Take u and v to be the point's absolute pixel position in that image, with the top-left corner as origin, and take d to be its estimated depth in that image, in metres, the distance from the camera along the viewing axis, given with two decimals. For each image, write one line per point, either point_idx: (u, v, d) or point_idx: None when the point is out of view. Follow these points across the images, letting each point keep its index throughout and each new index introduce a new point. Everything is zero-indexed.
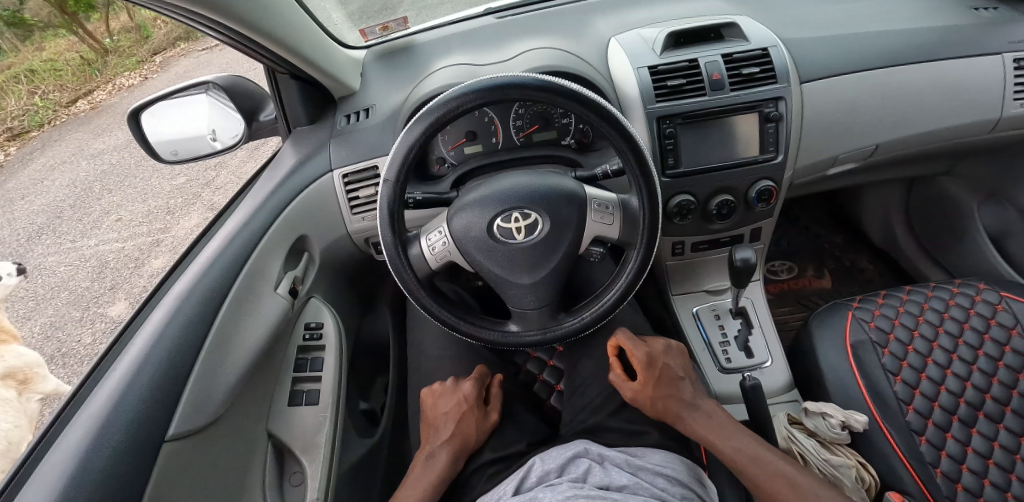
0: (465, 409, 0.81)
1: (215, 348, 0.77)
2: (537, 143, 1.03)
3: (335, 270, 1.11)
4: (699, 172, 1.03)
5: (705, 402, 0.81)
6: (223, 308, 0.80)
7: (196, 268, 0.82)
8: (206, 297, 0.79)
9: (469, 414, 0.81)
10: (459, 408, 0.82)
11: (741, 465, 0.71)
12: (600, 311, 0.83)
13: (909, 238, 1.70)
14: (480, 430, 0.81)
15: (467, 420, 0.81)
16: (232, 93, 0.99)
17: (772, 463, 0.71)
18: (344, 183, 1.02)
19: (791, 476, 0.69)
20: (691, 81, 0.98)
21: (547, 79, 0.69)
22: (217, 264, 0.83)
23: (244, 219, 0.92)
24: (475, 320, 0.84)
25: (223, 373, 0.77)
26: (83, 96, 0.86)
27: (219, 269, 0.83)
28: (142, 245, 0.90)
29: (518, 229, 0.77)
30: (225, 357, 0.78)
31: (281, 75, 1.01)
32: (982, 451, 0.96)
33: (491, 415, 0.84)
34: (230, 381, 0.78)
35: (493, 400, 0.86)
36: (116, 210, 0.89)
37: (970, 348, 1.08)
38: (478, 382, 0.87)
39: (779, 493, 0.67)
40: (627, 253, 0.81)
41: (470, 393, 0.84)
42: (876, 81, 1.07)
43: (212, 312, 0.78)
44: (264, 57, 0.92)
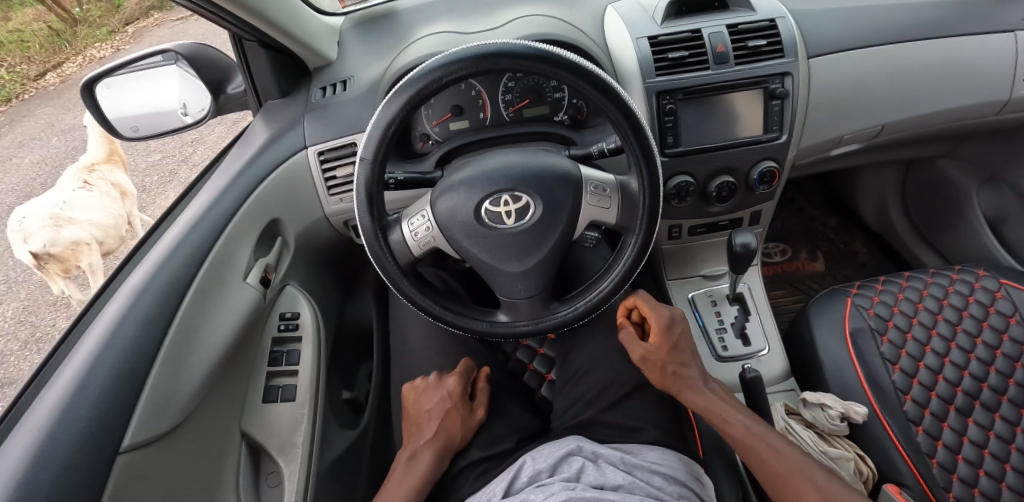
0: (451, 404, 0.77)
1: (177, 345, 0.70)
2: (528, 118, 0.96)
3: (313, 254, 1.04)
4: (700, 151, 0.97)
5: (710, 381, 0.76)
6: (185, 299, 0.74)
7: (156, 256, 0.75)
8: (166, 288, 0.72)
9: (456, 410, 0.77)
10: (446, 404, 0.77)
11: (743, 444, 0.68)
12: (594, 300, 0.78)
13: (904, 222, 1.67)
14: (468, 426, 0.77)
15: (455, 417, 0.76)
16: (198, 65, 0.91)
17: (777, 443, 0.67)
18: (320, 160, 0.94)
19: (795, 458, 0.65)
20: (694, 53, 0.91)
21: (541, 47, 0.62)
22: (179, 252, 0.76)
23: (209, 202, 0.85)
24: (462, 310, 0.79)
25: (188, 370, 0.71)
26: (52, 68, 0.77)
27: (181, 259, 0.76)
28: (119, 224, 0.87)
29: (508, 213, 0.71)
30: (189, 353, 0.72)
31: (249, 43, 0.92)
32: (978, 441, 0.94)
33: (480, 410, 0.80)
34: (196, 379, 0.72)
35: (480, 394, 0.82)
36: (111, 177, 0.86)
37: (969, 337, 1.06)
38: (463, 376, 0.83)
39: (781, 471, 0.64)
40: (624, 239, 0.76)
41: (456, 386, 0.80)
42: (885, 58, 1.01)
43: (174, 305, 0.72)
44: (231, 25, 0.85)
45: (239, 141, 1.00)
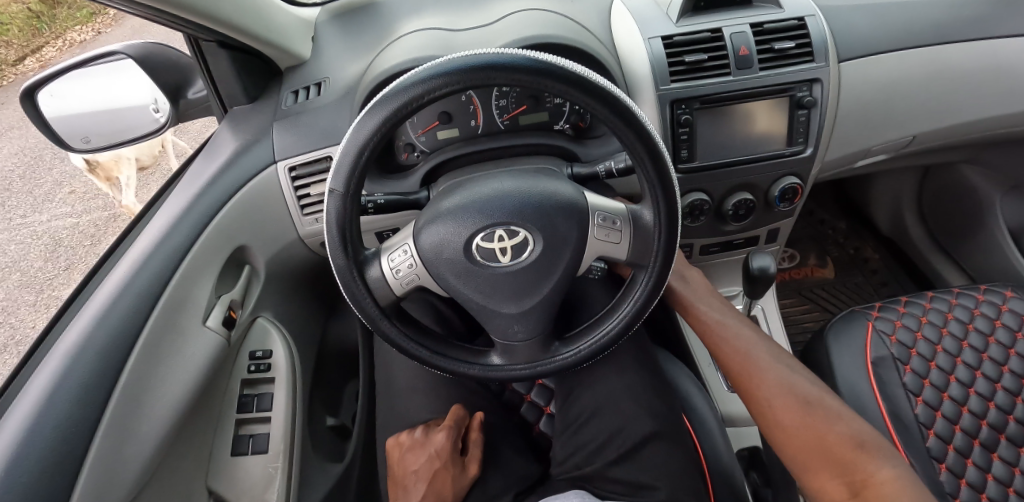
0: (437, 465, 0.69)
1: (123, 410, 0.61)
2: (525, 127, 0.85)
3: (289, 277, 0.94)
4: (717, 166, 0.89)
5: (716, 305, 0.85)
6: (132, 356, 0.64)
7: (97, 305, 0.65)
8: (106, 347, 0.62)
9: (442, 472, 0.69)
10: (430, 466, 0.69)
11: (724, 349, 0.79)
12: (600, 343, 0.69)
13: (920, 228, 1.58)
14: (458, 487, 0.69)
15: (441, 480, 0.69)
16: (150, 65, 0.81)
17: (760, 352, 0.77)
18: (291, 177, 0.84)
19: (772, 365, 0.74)
20: (714, 56, 0.81)
21: (542, 58, 0.52)
22: (123, 300, 0.66)
23: (160, 234, 0.74)
24: (452, 352, 0.70)
25: (136, 437, 0.61)
26: (31, 53, 0.73)
27: (125, 308, 0.66)
28: (99, 220, 0.83)
29: (503, 250, 0.62)
30: (138, 416, 0.62)
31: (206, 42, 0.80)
32: (1002, 478, 0.88)
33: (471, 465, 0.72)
34: (150, 443, 0.63)
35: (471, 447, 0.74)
36: (71, 180, 0.83)
37: (994, 365, 0.99)
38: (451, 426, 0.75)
39: (754, 372, 0.74)
40: (634, 276, 0.66)
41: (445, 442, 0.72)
42: (923, 61, 0.90)
43: (117, 365, 0.62)
44: (183, 27, 0.72)
45: (202, 151, 0.90)
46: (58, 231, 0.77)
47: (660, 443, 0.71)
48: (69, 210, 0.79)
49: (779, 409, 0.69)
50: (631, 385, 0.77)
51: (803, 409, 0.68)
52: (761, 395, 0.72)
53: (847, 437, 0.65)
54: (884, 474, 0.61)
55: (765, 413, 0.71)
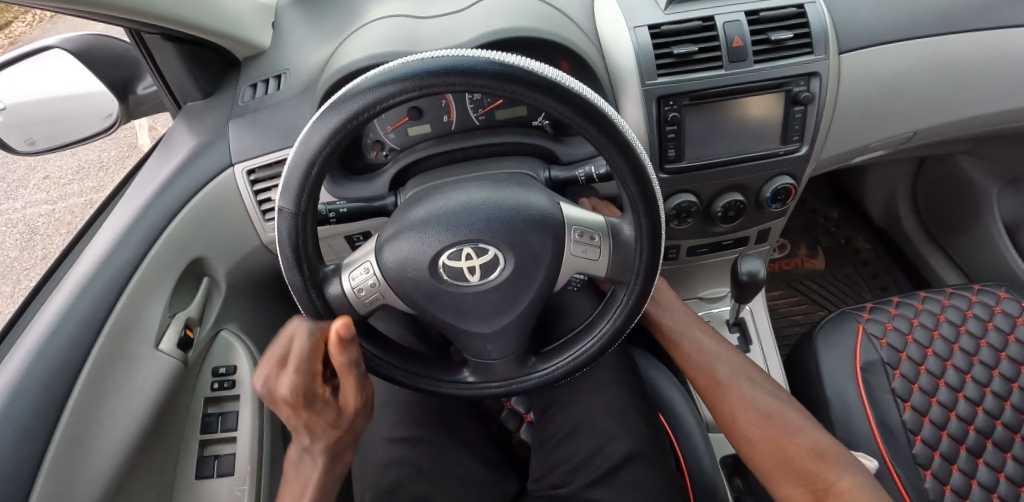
0: (303, 439, 0.54)
1: (66, 450, 0.57)
2: (501, 123, 0.79)
3: (255, 282, 0.89)
4: (707, 167, 0.85)
5: (680, 319, 0.80)
6: (74, 391, 0.60)
7: (35, 336, 0.61)
8: (45, 384, 0.58)
9: (298, 424, 0.52)
10: (283, 418, 0.51)
11: (691, 362, 0.74)
12: (578, 362, 0.65)
13: (913, 219, 1.55)
14: (324, 475, 0.56)
15: (294, 418, 0.51)
16: (89, 62, 0.79)
17: (723, 359, 0.73)
18: (251, 181, 0.78)
19: (734, 373, 0.71)
20: (706, 48, 0.75)
21: (509, 62, 0.44)
22: (62, 331, 0.61)
23: (105, 253, 0.68)
24: (423, 370, 0.66)
25: (83, 478, 0.58)
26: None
27: (66, 339, 0.61)
28: (74, 205, 0.87)
29: (471, 269, 0.57)
30: (83, 454, 0.59)
31: (149, 35, 0.74)
32: (987, 484, 0.86)
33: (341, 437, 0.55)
34: (101, 478, 0.60)
35: (341, 420, 0.54)
36: (43, 167, 0.87)
37: (985, 368, 0.96)
38: (313, 428, 0.53)
39: (717, 381, 0.71)
40: (614, 292, 0.62)
41: (308, 442, 0.54)
42: (926, 53, 0.85)
43: (57, 404, 0.58)
44: (118, 21, 0.65)
45: (157, 149, 0.83)
46: (32, 218, 0.82)
47: (641, 465, 0.67)
48: (43, 197, 0.85)
49: (741, 418, 0.67)
50: (612, 403, 0.74)
51: (765, 418, 0.66)
52: (725, 407, 0.69)
53: (809, 445, 0.62)
54: (845, 484, 0.59)
55: (727, 422, 0.68)
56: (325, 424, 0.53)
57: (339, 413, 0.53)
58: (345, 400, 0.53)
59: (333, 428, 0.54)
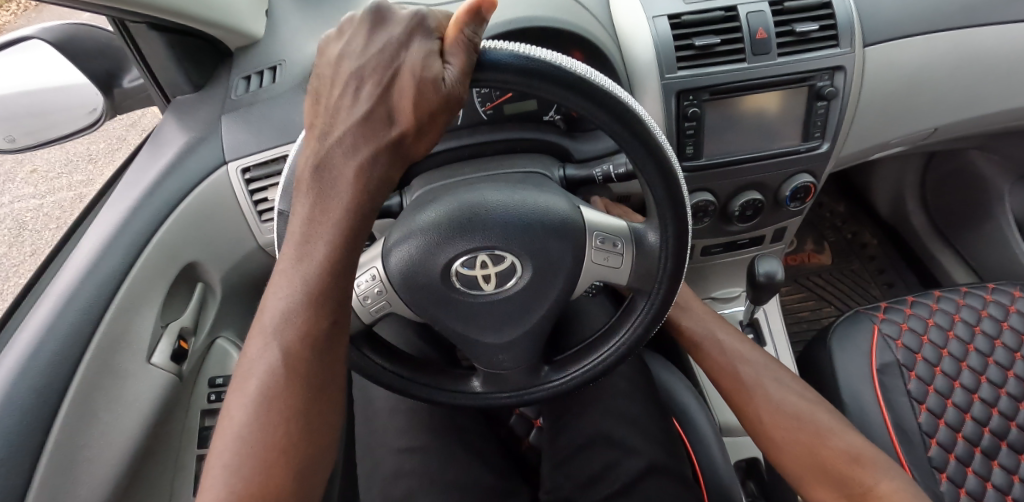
0: (302, 207, 0.43)
1: (54, 477, 0.54)
2: (510, 117, 0.75)
3: (253, 285, 0.86)
4: (722, 164, 0.85)
5: (700, 319, 0.77)
6: (60, 414, 0.56)
7: (16, 354, 0.56)
8: (29, 407, 0.54)
9: (342, 95, 0.38)
10: (325, 93, 0.39)
11: (714, 364, 0.72)
12: (593, 373, 0.62)
13: (921, 215, 1.52)
14: (286, 365, 0.43)
15: (337, 89, 0.38)
16: (72, 51, 0.78)
17: (748, 360, 0.70)
18: (245, 179, 0.75)
19: (759, 373, 0.69)
20: (727, 40, 0.75)
21: (534, 54, 0.38)
22: (44, 350, 0.57)
23: (90, 261, 0.64)
24: (432, 378, 0.63)
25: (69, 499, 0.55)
26: None
27: (50, 357, 0.57)
28: (64, 201, 0.81)
29: (485, 277, 0.54)
30: (73, 480, 0.56)
31: (133, 24, 0.73)
32: (1001, 485, 0.85)
33: (315, 325, 0.44)
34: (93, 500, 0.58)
35: (350, 204, 0.41)
36: (29, 160, 0.82)
37: (1000, 369, 0.95)
38: (300, 239, 0.43)
39: (741, 383, 0.68)
40: (633, 301, 0.58)
41: (279, 310, 0.44)
42: (952, 46, 0.81)
43: (43, 430, 0.54)
44: (105, 10, 0.62)
45: (145, 144, 0.80)
46: (20, 213, 0.75)
47: (657, 478, 0.65)
48: (31, 191, 0.79)
49: (769, 422, 0.64)
50: (625, 413, 0.72)
51: (794, 420, 0.63)
52: (750, 408, 0.66)
53: (843, 448, 0.60)
54: (884, 488, 0.56)
55: (753, 424, 0.66)
56: (306, 272, 0.43)
57: (339, 268, 0.43)
58: (350, 248, 0.43)
59: (315, 301, 0.43)
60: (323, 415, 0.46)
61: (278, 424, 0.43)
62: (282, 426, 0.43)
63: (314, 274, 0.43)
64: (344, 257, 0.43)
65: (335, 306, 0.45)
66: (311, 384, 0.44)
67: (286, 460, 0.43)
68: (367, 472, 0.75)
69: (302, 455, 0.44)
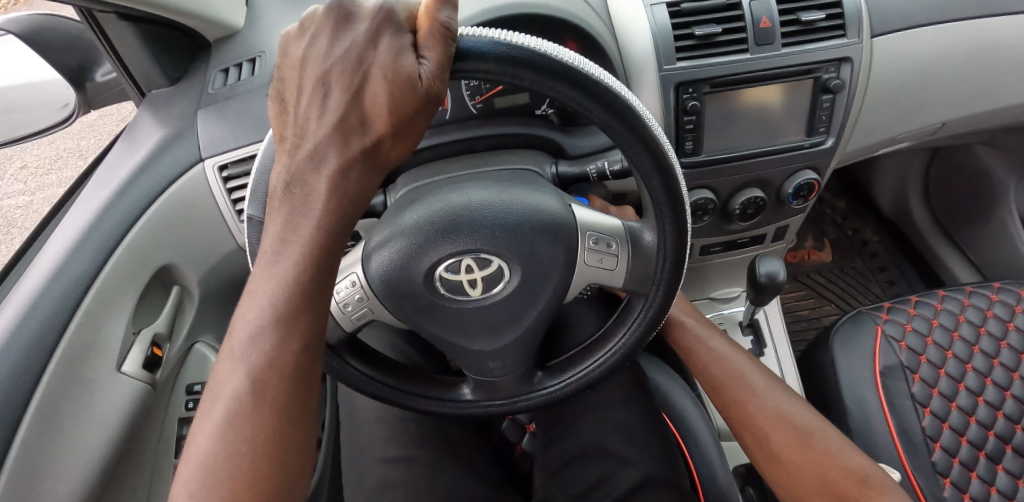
0: (273, 220, 0.40)
1: (13, 496, 0.51)
2: (499, 112, 0.72)
3: (234, 287, 0.82)
4: (721, 161, 0.81)
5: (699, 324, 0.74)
6: (21, 429, 0.53)
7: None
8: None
9: (309, 96, 0.35)
10: (291, 96, 0.36)
11: (716, 377, 0.68)
12: (588, 379, 0.58)
13: (924, 211, 1.49)
14: (255, 390, 0.40)
15: (304, 90, 0.35)
16: (41, 44, 0.75)
17: (747, 374, 0.67)
18: (222, 176, 0.71)
19: (759, 386, 0.66)
20: (730, 29, 0.71)
21: (517, 42, 0.35)
22: (3, 362, 0.53)
23: (56, 265, 0.61)
24: (417, 388, 0.60)
25: None
26: None
27: (9, 369, 0.53)
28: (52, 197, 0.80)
29: (471, 282, 0.51)
30: (34, 498, 0.53)
31: (102, 14, 0.69)
32: (1006, 491, 0.82)
33: (287, 347, 0.41)
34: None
35: (324, 212, 0.38)
36: (20, 156, 0.82)
37: (1006, 371, 0.92)
38: (270, 253, 0.41)
39: (740, 396, 0.65)
40: (629, 303, 0.55)
41: (248, 330, 0.41)
42: (963, 37, 0.78)
43: (2, 446, 0.51)
44: None
45: (120, 139, 0.77)
46: (10, 212, 0.76)
47: (653, 489, 0.62)
48: (20, 188, 0.80)
49: (770, 438, 0.61)
50: (620, 420, 0.69)
51: (795, 437, 0.60)
52: (754, 423, 0.63)
53: (849, 469, 0.56)
54: None
55: (752, 441, 0.63)
56: (277, 287, 0.40)
57: (312, 283, 0.40)
58: (323, 262, 0.40)
59: (288, 320, 0.40)
60: (297, 443, 0.43)
61: (245, 453, 0.40)
62: (250, 457, 0.40)
63: (286, 291, 0.40)
64: (317, 272, 0.40)
65: (309, 325, 0.42)
66: (283, 410, 0.41)
67: (253, 494, 0.39)
68: (353, 482, 0.73)
69: (271, 488, 0.41)
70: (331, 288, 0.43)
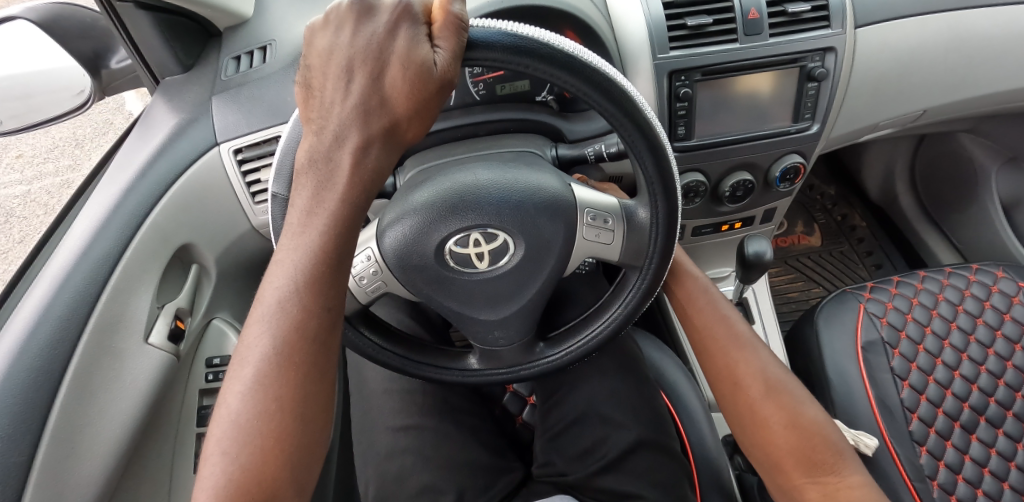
0: (299, 195, 0.44)
1: (57, 453, 0.55)
2: (502, 97, 0.75)
3: (247, 266, 0.86)
4: (713, 146, 0.85)
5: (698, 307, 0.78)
6: (60, 391, 0.57)
7: (14, 337, 0.57)
8: (28, 387, 0.55)
9: (336, 80, 0.39)
10: (316, 82, 0.40)
11: (715, 342, 0.66)
12: (588, 347, 0.62)
13: (910, 197, 1.54)
14: (283, 352, 0.44)
15: (329, 76, 0.39)
16: (58, 32, 0.78)
17: (744, 335, 0.67)
18: (237, 160, 0.75)
19: (753, 348, 0.65)
20: (720, 20, 0.75)
21: (522, 33, 0.39)
22: (41, 332, 0.58)
23: (84, 244, 0.65)
24: (426, 357, 0.64)
25: (75, 477, 0.57)
26: None
27: (47, 338, 0.58)
28: (49, 187, 0.85)
29: (479, 255, 0.55)
30: (76, 456, 0.57)
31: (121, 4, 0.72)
32: (979, 459, 0.87)
33: (313, 312, 0.44)
34: (97, 475, 0.59)
35: (347, 189, 0.42)
36: (15, 145, 0.87)
37: (981, 347, 0.97)
38: (297, 225, 0.44)
39: (733, 357, 0.64)
40: (625, 276, 0.59)
41: (275, 298, 0.44)
42: (944, 28, 0.82)
43: (44, 407, 0.55)
44: None
45: (136, 125, 0.80)
46: (8, 201, 0.81)
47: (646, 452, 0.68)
48: (19, 177, 0.84)
49: (760, 400, 0.60)
50: (615, 390, 0.74)
51: (785, 402, 0.60)
52: (746, 389, 0.61)
53: (829, 440, 0.58)
54: (851, 482, 0.56)
55: (740, 400, 0.62)
56: (303, 257, 0.44)
57: (334, 254, 0.44)
58: (346, 232, 0.44)
59: (313, 288, 0.44)
60: (322, 403, 0.46)
61: (273, 412, 0.43)
62: (278, 415, 0.43)
63: (312, 261, 0.44)
64: (340, 242, 0.44)
65: (333, 293, 0.45)
66: (307, 373, 0.44)
67: (280, 449, 0.43)
68: (364, 449, 0.77)
69: (296, 445, 0.44)
70: (352, 256, 0.47)
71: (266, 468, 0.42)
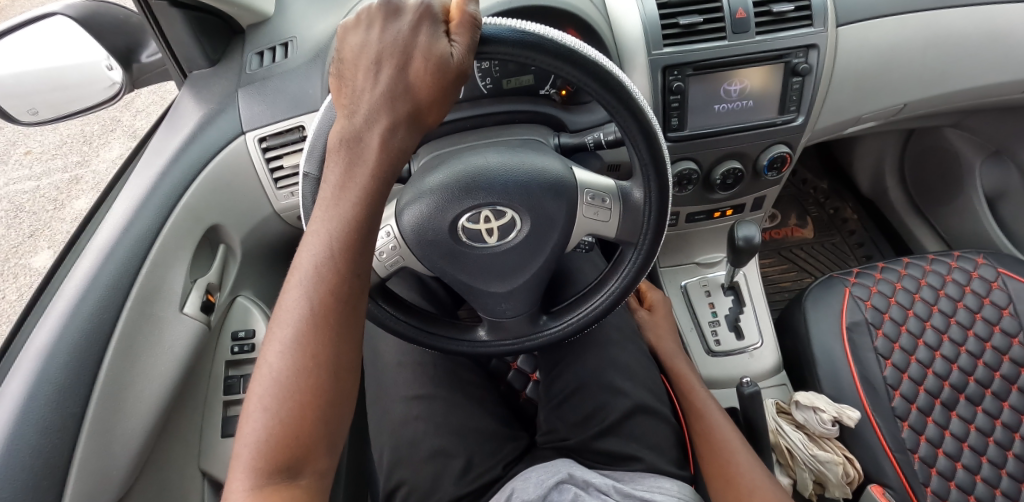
0: (331, 171, 0.49)
1: (106, 410, 0.61)
2: (508, 91, 0.81)
3: (267, 248, 0.92)
4: (704, 136, 0.91)
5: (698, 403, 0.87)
6: (108, 354, 0.63)
7: (65, 303, 0.63)
8: (80, 349, 0.61)
9: (367, 70, 0.45)
10: (348, 73, 0.46)
11: (711, 446, 0.75)
12: (589, 318, 0.68)
13: (899, 190, 1.60)
14: (318, 313, 0.47)
15: (360, 68, 0.45)
16: (94, 27, 0.83)
17: (734, 443, 0.75)
18: (262, 147, 0.81)
19: (742, 455, 0.73)
20: (710, 19, 0.81)
21: (528, 29, 0.45)
22: (89, 300, 0.63)
23: (125, 222, 0.71)
24: (439, 328, 0.70)
25: (121, 433, 0.62)
26: None
27: (95, 306, 0.63)
28: (58, 184, 0.87)
29: (489, 231, 0.61)
30: (122, 412, 0.63)
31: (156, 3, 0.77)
32: (959, 434, 0.93)
33: (344, 275, 0.49)
34: (140, 431, 0.65)
35: (375, 165, 0.48)
36: (24, 142, 0.89)
37: (961, 328, 1.02)
38: (330, 199, 0.49)
39: (725, 459, 0.72)
40: (622, 252, 0.65)
41: (310, 263, 0.49)
42: (922, 27, 0.88)
43: (93, 366, 0.61)
44: None
45: (165, 119, 0.86)
46: (17, 197, 0.82)
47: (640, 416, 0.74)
48: (27, 173, 0.85)
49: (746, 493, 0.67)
50: (613, 362, 0.80)
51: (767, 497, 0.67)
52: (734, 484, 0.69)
53: None
54: None
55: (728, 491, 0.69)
56: (337, 226, 0.49)
57: (364, 223, 0.49)
58: (375, 202, 0.49)
59: (345, 253, 0.49)
60: (352, 361, 0.50)
61: (310, 368, 0.47)
62: (313, 372, 0.47)
63: (345, 229, 0.49)
64: (370, 211, 0.49)
65: (362, 260, 0.50)
66: (340, 331, 0.49)
67: (315, 403, 0.46)
68: (378, 417, 0.83)
69: (329, 400, 0.47)
70: (378, 227, 0.52)
71: (303, 417, 0.46)
